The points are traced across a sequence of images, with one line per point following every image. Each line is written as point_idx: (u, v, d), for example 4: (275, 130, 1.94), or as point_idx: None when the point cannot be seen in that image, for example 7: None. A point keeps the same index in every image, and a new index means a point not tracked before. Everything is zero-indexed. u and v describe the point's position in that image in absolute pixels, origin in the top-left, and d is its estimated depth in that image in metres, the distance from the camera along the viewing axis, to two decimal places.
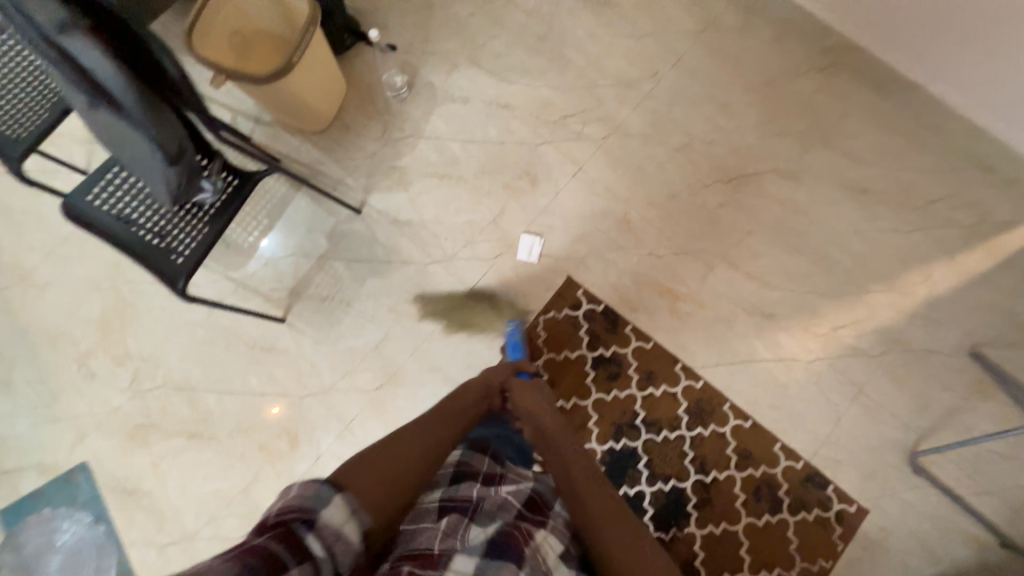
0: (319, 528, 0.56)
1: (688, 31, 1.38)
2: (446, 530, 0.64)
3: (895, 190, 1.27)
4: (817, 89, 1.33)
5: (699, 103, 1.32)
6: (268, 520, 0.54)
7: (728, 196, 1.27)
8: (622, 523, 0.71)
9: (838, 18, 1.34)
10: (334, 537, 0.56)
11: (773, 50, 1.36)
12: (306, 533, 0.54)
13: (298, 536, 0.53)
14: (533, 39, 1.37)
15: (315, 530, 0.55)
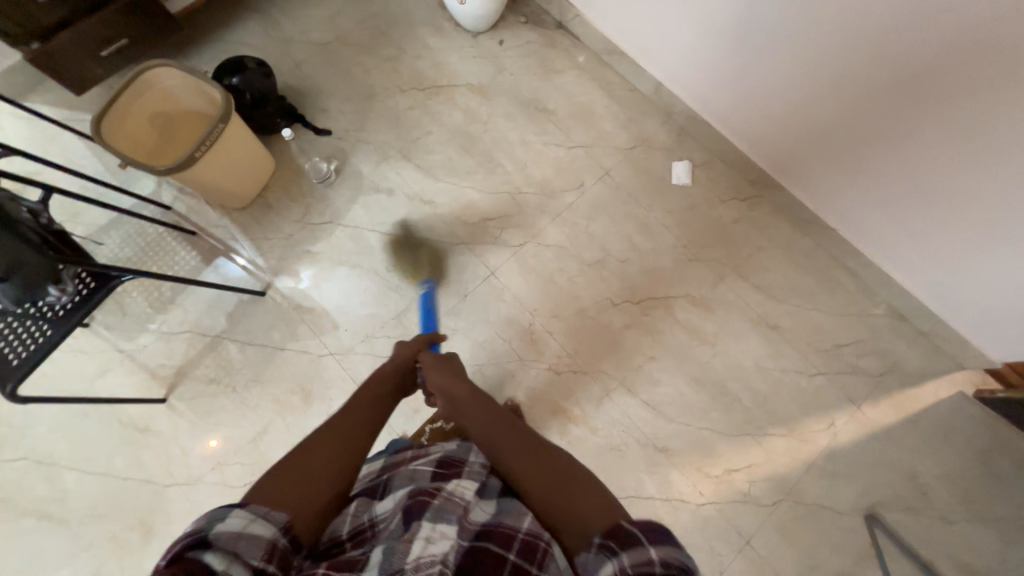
0: (217, 542, 0.49)
1: (619, 145, 1.40)
2: (357, 515, 0.64)
3: (803, 330, 1.26)
4: (737, 218, 1.34)
5: (620, 220, 1.33)
6: (158, 563, 0.47)
7: (635, 317, 1.26)
8: (534, 458, 0.69)
9: (760, 154, 1.31)
10: (237, 541, 0.50)
11: (699, 174, 1.38)
12: (204, 553, 0.48)
13: (193, 560, 0.47)
14: (466, 138, 1.39)
15: (214, 546, 0.49)
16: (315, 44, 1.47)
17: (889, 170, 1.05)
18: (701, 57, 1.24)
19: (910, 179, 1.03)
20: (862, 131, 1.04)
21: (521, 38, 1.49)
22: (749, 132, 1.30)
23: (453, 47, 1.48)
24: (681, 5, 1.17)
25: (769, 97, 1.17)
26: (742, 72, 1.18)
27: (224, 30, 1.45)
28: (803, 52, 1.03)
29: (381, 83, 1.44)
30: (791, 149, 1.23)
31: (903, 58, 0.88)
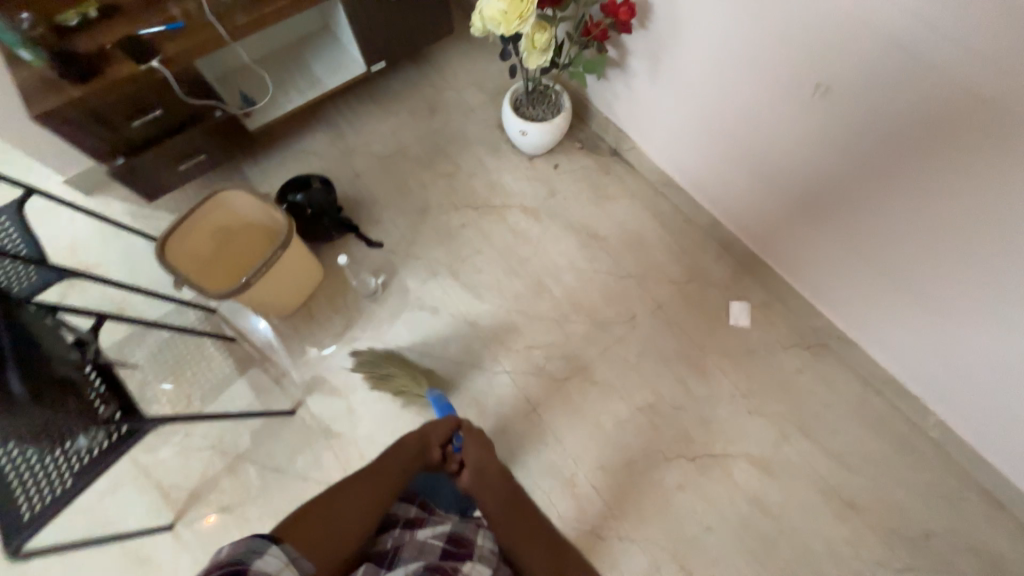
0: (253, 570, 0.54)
1: (673, 278, 1.35)
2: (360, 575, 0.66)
3: (883, 510, 1.11)
4: (800, 367, 1.25)
5: (672, 360, 1.25)
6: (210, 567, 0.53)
7: (688, 476, 1.14)
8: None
9: (832, 307, 1.24)
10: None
11: (757, 315, 1.30)
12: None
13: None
14: (515, 259, 1.37)
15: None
16: (376, 156, 1.52)
17: (907, 300, 1.05)
18: (767, 209, 1.23)
19: (940, 320, 1.01)
20: (877, 258, 1.05)
21: (575, 162, 1.51)
22: (818, 284, 1.23)
23: (508, 168, 1.51)
24: (751, 162, 1.19)
25: (787, 213, 1.19)
26: (764, 193, 1.21)
27: (293, 138, 1.53)
28: (824, 179, 1.05)
29: (436, 198, 1.46)
30: (811, 268, 1.23)
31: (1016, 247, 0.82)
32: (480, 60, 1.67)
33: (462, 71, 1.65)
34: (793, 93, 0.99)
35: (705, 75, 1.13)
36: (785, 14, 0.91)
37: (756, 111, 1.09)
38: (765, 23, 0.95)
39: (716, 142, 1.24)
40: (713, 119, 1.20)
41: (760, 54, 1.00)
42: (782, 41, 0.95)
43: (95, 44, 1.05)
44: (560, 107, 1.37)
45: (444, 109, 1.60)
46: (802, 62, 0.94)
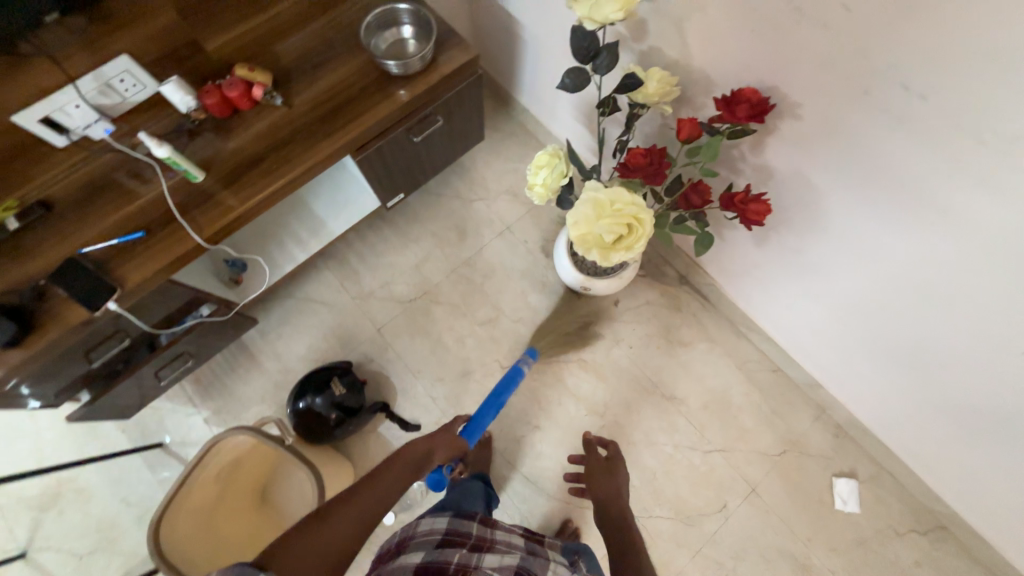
0: None
1: (765, 449, 1.16)
2: None
3: None
4: (917, 559, 1.09)
5: (773, 561, 1.09)
6: None
7: None
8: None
9: (973, 513, 1.03)
10: None
11: (865, 493, 1.13)
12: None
13: None
14: (580, 437, 1.17)
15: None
16: (398, 301, 1.26)
17: (957, 394, 0.85)
18: (899, 410, 1.00)
19: (1005, 427, 0.81)
20: (928, 349, 0.83)
21: (639, 297, 1.27)
22: (896, 419, 1.03)
23: (560, 309, 1.26)
24: (860, 328, 0.93)
25: (815, 296, 0.97)
26: (790, 274, 0.99)
27: (297, 284, 1.26)
28: (873, 268, 0.81)
29: (478, 356, 1.22)
30: (846, 360, 1.03)
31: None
32: (512, 161, 1.36)
33: (493, 176, 1.36)
34: (988, 342, 0.73)
35: (845, 275, 0.87)
36: (1014, 270, 0.64)
37: (853, 264, 0.84)
38: (969, 266, 0.68)
39: (782, 266, 0.99)
40: (821, 280, 0.93)
41: (945, 291, 0.73)
42: (993, 293, 0.68)
43: (27, 276, 0.76)
44: None
45: (475, 230, 1.32)
46: (1022, 322, 0.67)
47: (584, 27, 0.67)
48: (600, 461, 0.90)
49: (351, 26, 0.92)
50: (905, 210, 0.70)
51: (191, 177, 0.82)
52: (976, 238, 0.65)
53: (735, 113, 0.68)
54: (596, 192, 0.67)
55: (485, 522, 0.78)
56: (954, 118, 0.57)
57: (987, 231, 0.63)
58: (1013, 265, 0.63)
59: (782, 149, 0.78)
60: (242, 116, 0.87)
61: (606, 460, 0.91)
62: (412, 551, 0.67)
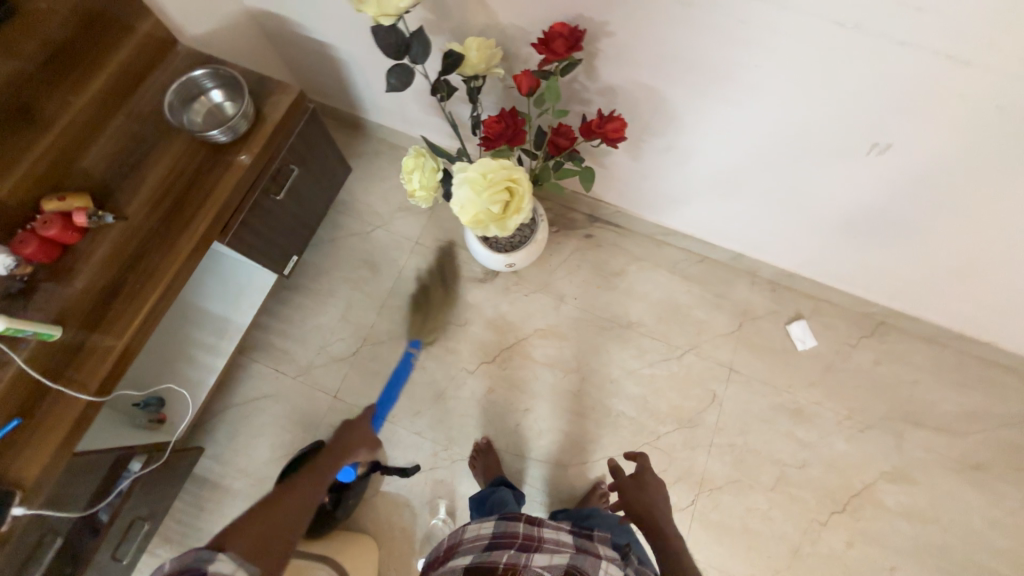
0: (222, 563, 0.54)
1: (724, 330, 1.25)
2: None
3: (1002, 456, 1.17)
4: (875, 358, 1.23)
5: (771, 420, 1.18)
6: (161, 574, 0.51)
7: (853, 530, 1.10)
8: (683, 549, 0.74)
9: (892, 298, 1.19)
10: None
11: (815, 325, 1.26)
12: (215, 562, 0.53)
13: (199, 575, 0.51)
14: (569, 398, 1.20)
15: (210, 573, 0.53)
16: (342, 360, 1.21)
17: (822, 203, 0.96)
18: (795, 240, 1.12)
19: (867, 214, 0.94)
20: (784, 178, 0.94)
21: (562, 251, 1.31)
22: (797, 250, 1.15)
23: (498, 294, 1.26)
24: (729, 186, 1.03)
25: (685, 176, 1.05)
26: (657, 167, 1.06)
27: (231, 393, 1.16)
28: (713, 130, 0.89)
29: (443, 373, 1.20)
30: (735, 218, 1.13)
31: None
32: (391, 180, 1.34)
33: (380, 202, 1.33)
34: (838, 155, 0.84)
35: (712, 151, 0.94)
36: (811, 83, 0.73)
37: (699, 135, 0.92)
38: (798, 99, 0.76)
39: (648, 163, 1.05)
40: (682, 159, 1.00)
41: (773, 124, 0.83)
42: (825, 113, 0.77)
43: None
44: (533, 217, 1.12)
45: (386, 260, 1.29)
46: (837, 123, 0.78)
47: (383, 24, 0.66)
48: (629, 480, 0.88)
49: (153, 114, 0.85)
50: (730, 74, 0.76)
51: (48, 335, 0.71)
52: (792, 74, 0.72)
53: (555, 49, 0.70)
54: (467, 172, 0.67)
55: (533, 519, 0.78)
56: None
57: (795, 64, 0.71)
58: (810, 79, 0.72)
59: (608, 67, 0.84)
60: (76, 251, 0.78)
61: (634, 478, 0.89)
62: (461, 556, 0.73)
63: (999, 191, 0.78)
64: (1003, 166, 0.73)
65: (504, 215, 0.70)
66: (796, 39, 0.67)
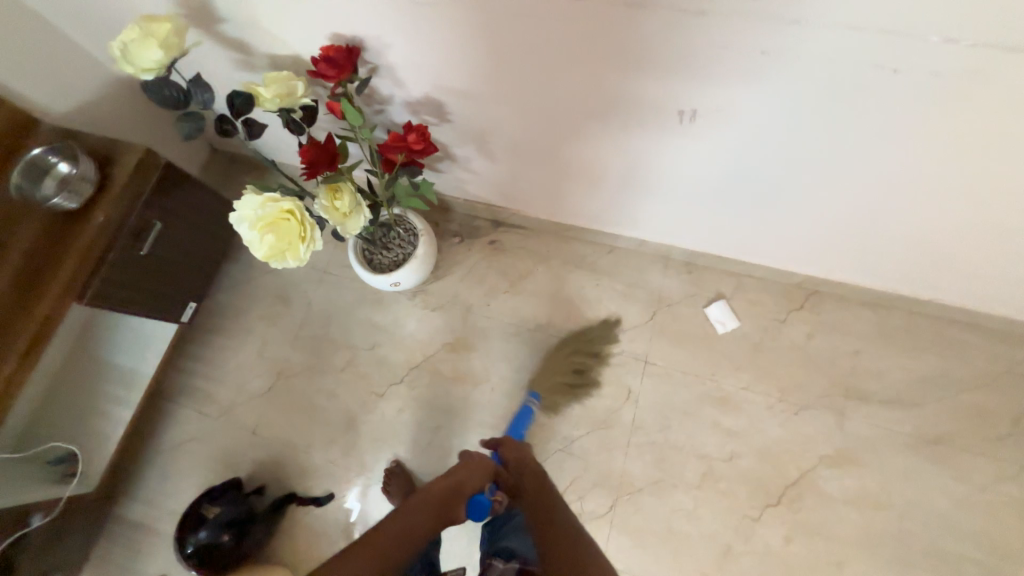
0: None
1: (638, 321, 1.18)
2: None
3: (968, 426, 1.02)
4: (810, 332, 1.12)
5: (694, 412, 1.10)
6: None
7: (791, 524, 1.00)
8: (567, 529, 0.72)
9: (810, 266, 1.08)
10: None
11: (739, 304, 1.16)
12: None
13: None
14: (480, 411, 1.17)
15: None
16: (259, 396, 1.24)
17: (677, 177, 0.91)
18: (682, 219, 1.06)
19: (724, 181, 0.88)
20: (627, 157, 0.90)
21: (466, 261, 1.29)
22: (690, 229, 1.08)
23: (405, 313, 1.26)
24: (588, 173, 0.99)
25: (545, 170, 1.02)
26: (518, 164, 1.03)
27: (159, 439, 1.22)
28: (537, 120, 0.87)
29: (355, 399, 1.20)
30: (615, 205, 1.08)
31: (999, 183, 0.69)
32: None
33: None
34: (654, 126, 0.80)
35: (539, 138, 0.92)
36: (586, 61, 0.70)
37: (529, 127, 0.89)
38: (587, 75, 0.73)
39: (508, 162, 1.03)
40: (533, 153, 0.97)
41: (582, 105, 0.80)
42: (620, 86, 0.73)
43: None
44: (414, 230, 1.12)
45: (296, 292, 1.31)
46: (635, 95, 0.74)
47: (149, 78, 0.69)
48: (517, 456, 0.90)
49: None
50: (506, 65, 0.75)
51: None
52: (565, 52, 0.69)
53: (325, 74, 0.71)
54: (239, 211, 0.67)
55: None
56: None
57: (565, 44, 0.68)
58: (582, 57, 0.69)
59: (414, 76, 0.82)
60: None
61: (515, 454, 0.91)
62: None
63: (823, 149, 0.73)
64: (809, 122, 0.69)
65: (292, 245, 0.69)
66: (550, 20, 0.65)
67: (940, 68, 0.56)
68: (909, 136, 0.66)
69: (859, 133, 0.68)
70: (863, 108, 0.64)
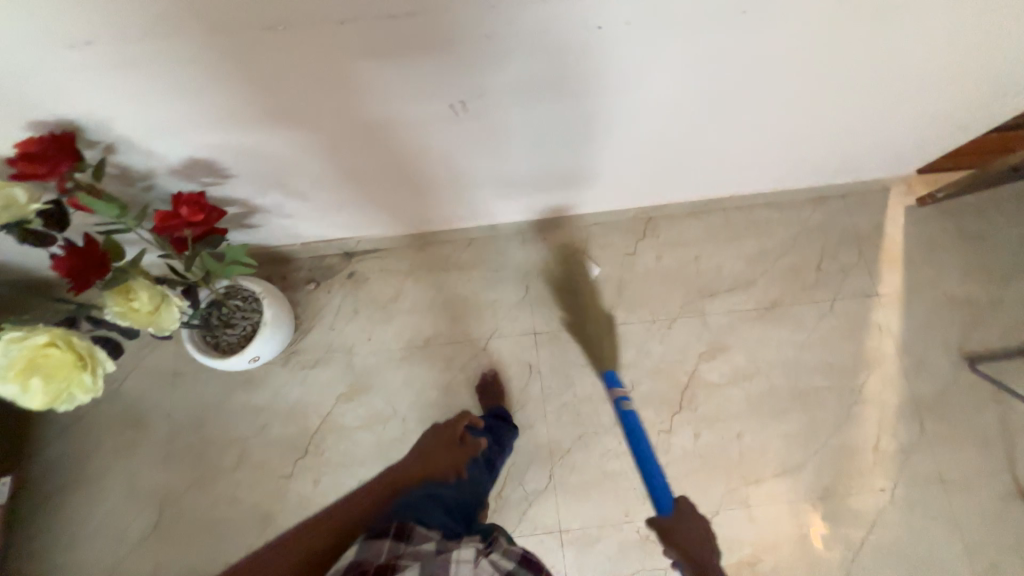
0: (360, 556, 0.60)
1: (516, 299, 1.22)
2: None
3: (791, 284, 1.23)
4: (658, 253, 1.25)
5: (590, 361, 1.18)
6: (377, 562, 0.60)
7: (695, 421, 1.14)
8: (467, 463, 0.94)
9: (637, 201, 1.21)
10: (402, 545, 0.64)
11: (595, 251, 1.25)
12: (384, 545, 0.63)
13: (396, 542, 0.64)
14: (399, 446, 1.13)
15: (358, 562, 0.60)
16: (144, 539, 1.06)
17: (487, 163, 0.95)
18: (515, 198, 1.11)
19: (528, 155, 0.94)
20: (434, 160, 0.92)
21: (331, 303, 1.21)
22: (526, 203, 1.14)
23: (284, 382, 1.15)
24: (408, 184, 0.99)
25: (368, 193, 1.00)
26: (338, 196, 0.99)
27: None
28: (329, 150, 0.83)
29: (261, 493, 1.08)
30: (451, 204, 1.10)
31: (716, 96, 0.84)
32: None
33: None
34: (437, 125, 0.82)
35: (344, 167, 0.89)
36: (337, 83, 0.69)
37: (327, 159, 0.86)
38: (348, 95, 0.71)
39: (328, 197, 0.98)
40: (346, 182, 0.94)
41: (362, 124, 0.78)
42: (386, 97, 0.73)
43: None
44: (254, 295, 1.02)
45: (147, 408, 1.13)
46: (404, 104, 0.75)
47: None
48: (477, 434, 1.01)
49: None
50: (255, 104, 0.70)
51: None
52: (311, 79, 0.67)
53: (31, 167, 0.58)
54: None
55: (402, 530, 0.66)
56: (121, 34, 0.56)
57: (305, 71, 0.66)
58: (331, 80, 0.68)
59: (167, 141, 0.73)
60: None
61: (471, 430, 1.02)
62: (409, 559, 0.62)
63: (588, 103, 0.81)
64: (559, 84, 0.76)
65: (73, 377, 0.61)
66: (275, 50, 0.62)
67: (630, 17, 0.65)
68: (642, 76, 0.77)
69: (602, 81, 0.77)
70: (592, 60, 0.72)
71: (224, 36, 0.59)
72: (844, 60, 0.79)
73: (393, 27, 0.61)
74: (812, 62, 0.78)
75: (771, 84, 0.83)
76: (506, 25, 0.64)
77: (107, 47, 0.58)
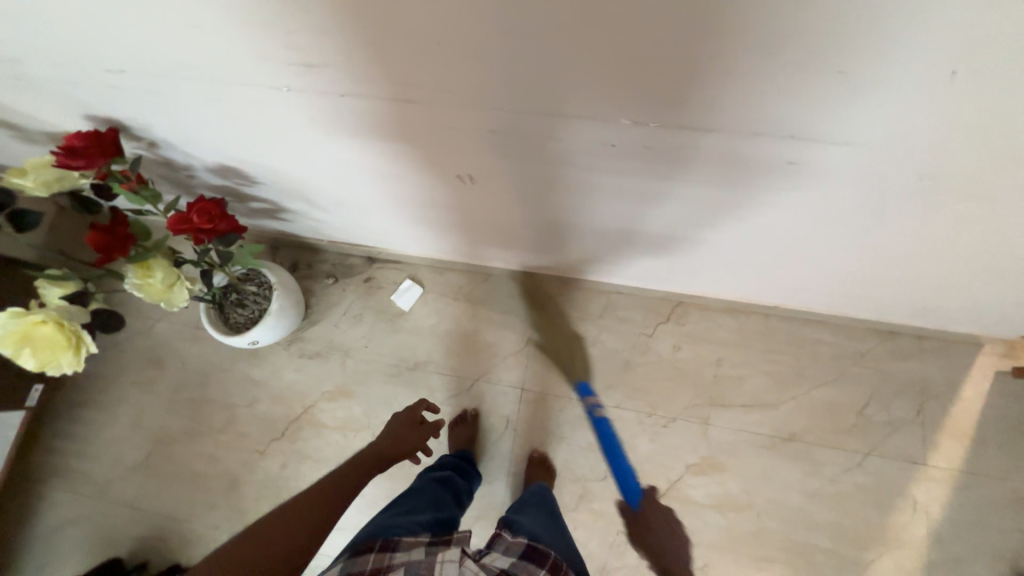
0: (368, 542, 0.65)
1: (514, 349, 1.19)
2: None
3: (819, 421, 1.08)
4: (676, 343, 1.15)
5: (569, 435, 1.12)
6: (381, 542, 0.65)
7: (659, 533, 1.05)
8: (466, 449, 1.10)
9: (664, 284, 1.12)
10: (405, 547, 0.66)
11: (608, 322, 1.17)
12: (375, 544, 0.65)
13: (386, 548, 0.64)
14: None
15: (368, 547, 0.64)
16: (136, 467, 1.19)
17: (497, 222, 0.92)
18: (530, 253, 1.07)
19: (539, 225, 0.89)
20: (445, 208, 0.90)
21: (341, 302, 1.25)
22: (542, 259, 1.09)
23: (282, 365, 1.22)
24: (421, 220, 0.98)
25: (385, 219, 1.01)
26: (356, 215, 1.01)
27: (32, 525, 1.17)
28: (344, 181, 0.85)
29: (235, 460, 1.17)
30: (466, 243, 1.08)
31: (753, 224, 0.73)
32: None
33: None
34: (444, 183, 0.80)
35: (360, 196, 0.90)
36: (342, 137, 0.69)
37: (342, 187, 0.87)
38: (355, 146, 0.71)
39: (347, 214, 1.01)
40: (362, 206, 0.95)
41: (371, 168, 0.78)
42: (391, 154, 0.72)
43: None
44: (269, 284, 1.08)
45: (167, 352, 1.25)
46: (408, 162, 0.74)
47: None
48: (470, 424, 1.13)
49: None
50: (272, 139, 0.73)
51: None
52: (317, 129, 0.68)
53: (72, 159, 0.65)
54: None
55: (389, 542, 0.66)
56: (149, 69, 0.60)
57: (310, 124, 0.67)
58: (336, 133, 0.68)
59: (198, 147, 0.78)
60: None
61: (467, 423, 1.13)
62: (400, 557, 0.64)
63: (603, 200, 0.74)
64: (569, 185, 0.71)
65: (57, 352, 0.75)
66: (276, 102, 0.62)
67: (648, 142, 0.57)
68: (663, 191, 0.68)
69: (615, 190, 0.71)
70: (604, 173, 0.66)
71: (239, 86, 0.60)
72: (920, 225, 0.65)
73: (392, 108, 0.59)
74: (874, 222, 0.66)
75: (819, 230, 0.72)
76: (506, 127, 0.59)
77: (140, 77, 0.62)
